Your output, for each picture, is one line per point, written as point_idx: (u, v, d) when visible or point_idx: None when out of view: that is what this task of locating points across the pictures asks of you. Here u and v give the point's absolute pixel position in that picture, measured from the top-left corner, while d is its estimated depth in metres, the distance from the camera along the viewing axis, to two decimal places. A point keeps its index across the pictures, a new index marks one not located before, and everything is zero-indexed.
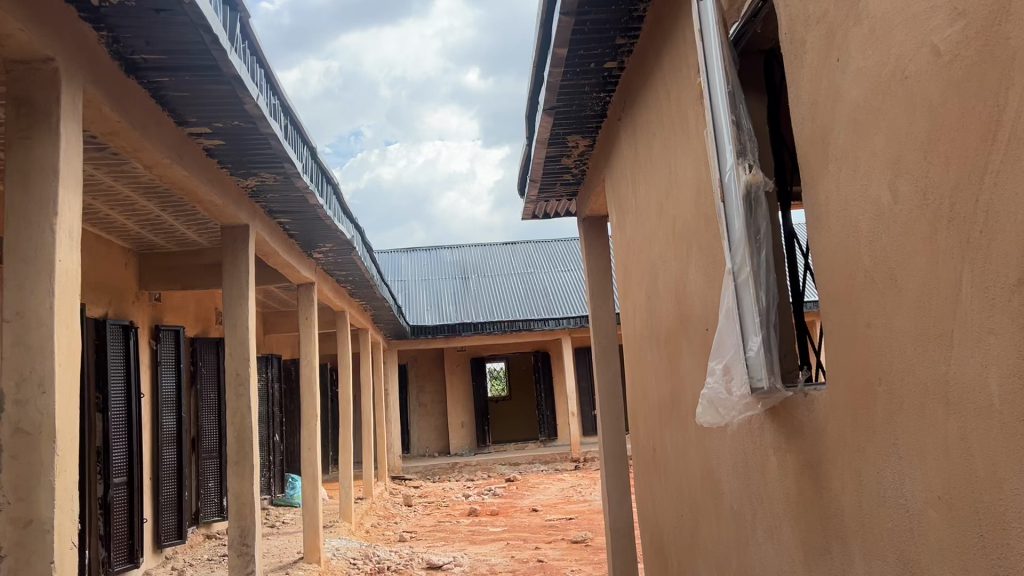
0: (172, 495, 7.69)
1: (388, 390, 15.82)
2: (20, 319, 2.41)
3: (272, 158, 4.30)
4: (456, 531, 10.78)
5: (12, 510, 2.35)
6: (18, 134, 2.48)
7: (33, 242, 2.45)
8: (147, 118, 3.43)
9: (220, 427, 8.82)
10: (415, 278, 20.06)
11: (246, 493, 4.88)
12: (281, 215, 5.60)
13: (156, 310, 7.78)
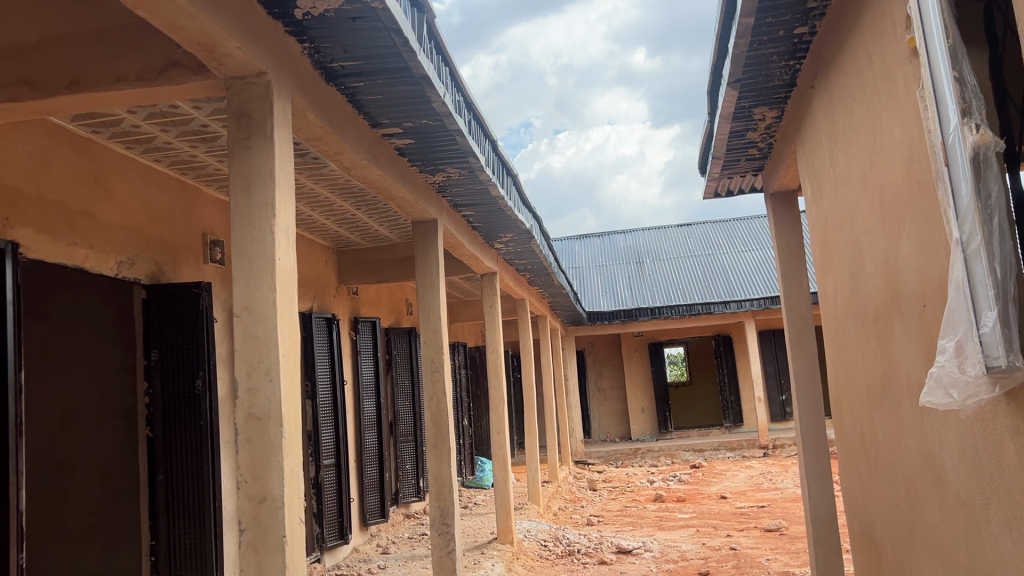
0: (375, 476, 8.16)
1: (568, 375, 15.99)
2: (248, 314, 2.64)
3: (458, 153, 4.44)
4: (644, 516, 10.72)
5: (249, 488, 2.59)
6: (240, 143, 2.73)
7: (256, 243, 2.68)
8: (347, 123, 3.64)
9: (415, 412, 9.25)
10: (592, 264, 20.05)
11: (444, 475, 5.09)
12: (466, 208, 5.78)
13: (353, 303, 8.26)
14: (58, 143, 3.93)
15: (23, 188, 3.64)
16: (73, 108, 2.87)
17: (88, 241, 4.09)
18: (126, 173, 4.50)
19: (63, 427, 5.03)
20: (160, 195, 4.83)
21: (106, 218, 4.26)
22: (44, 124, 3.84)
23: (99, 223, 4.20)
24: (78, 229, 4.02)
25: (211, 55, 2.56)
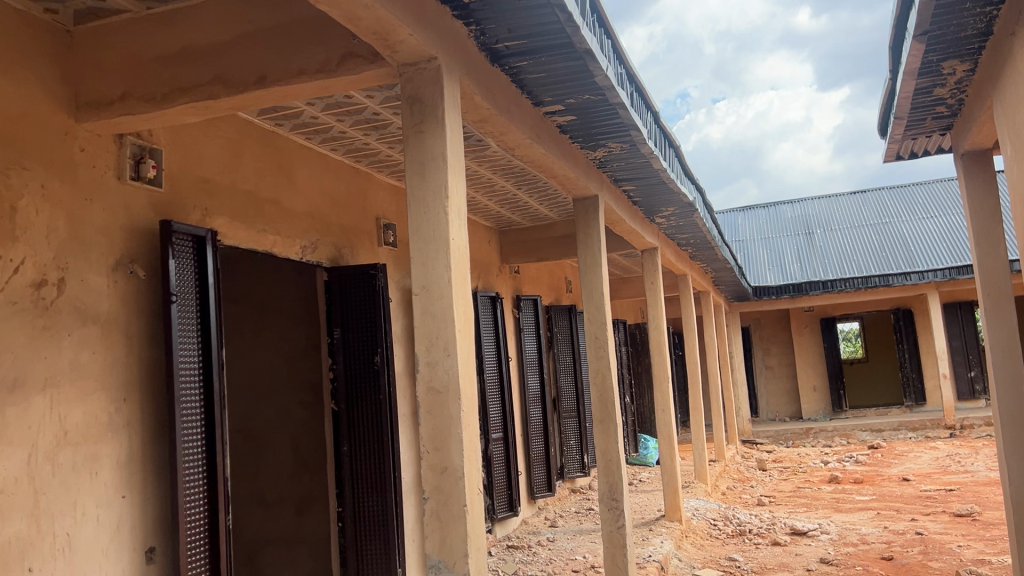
0: (541, 451, 8.28)
1: (733, 352, 15.56)
2: (425, 292, 2.75)
3: (620, 127, 4.40)
4: (819, 497, 10.29)
5: (431, 459, 2.71)
6: (415, 128, 2.82)
7: (431, 223, 2.77)
8: (511, 103, 3.69)
9: (578, 388, 9.31)
10: (756, 237, 19.33)
11: (612, 451, 5.08)
12: (627, 183, 5.71)
13: (516, 282, 8.41)
14: (247, 137, 4.23)
15: (219, 180, 3.94)
16: (260, 102, 3.07)
17: (275, 228, 4.37)
18: (306, 162, 4.77)
19: (257, 401, 5.44)
20: (337, 182, 5.08)
21: (290, 205, 4.54)
22: (234, 120, 4.13)
23: (284, 210, 4.48)
24: (267, 217, 4.31)
25: (385, 43, 2.66)
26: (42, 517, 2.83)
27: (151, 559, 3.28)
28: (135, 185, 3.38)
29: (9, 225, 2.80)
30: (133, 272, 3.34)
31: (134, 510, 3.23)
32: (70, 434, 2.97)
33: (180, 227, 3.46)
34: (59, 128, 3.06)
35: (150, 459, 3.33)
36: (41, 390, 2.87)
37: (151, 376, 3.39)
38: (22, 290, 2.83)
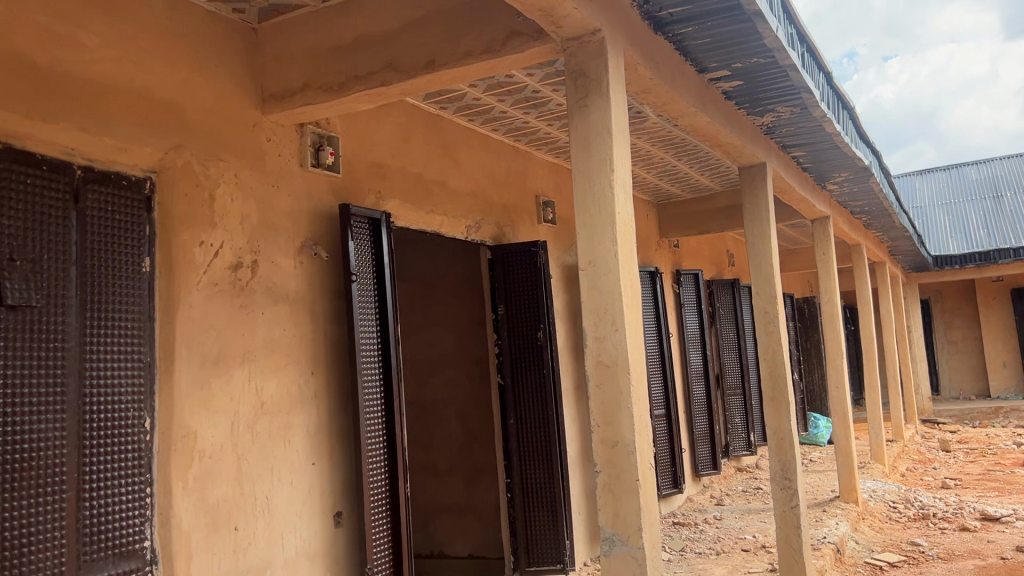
0: (705, 429, 8.12)
1: (911, 326, 14.61)
2: (592, 267, 2.75)
3: (789, 90, 4.19)
4: (1013, 482, 9.52)
5: (602, 432, 2.72)
6: (579, 102, 2.81)
7: (597, 197, 2.76)
8: (676, 72, 3.60)
9: (743, 364, 9.05)
10: (935, 203, 18.00)
11: (784, 428, 4.90)
12: (796, 149, 5.46)
13: (676, 256, 8.25)
14: (414, 121, 4.37)
15: (390, 164, 4.10)
16: (430, 86, 3.16)
17: (442, 208, 4.51)
18: (469, 143, 4.87)
19: (427, 376, 5.66)
20: (499, 161, 5.17)
21: (455, 186, 4.66)
22: (402, 105, 4.28)
23: (450, 190, 4.61)
24: (434, 198, 4.44)
25: (550, 19, 2.67)
26: (244, 480, 3.07)
27: (339, 522, 3.50)
28: (315, 171, 3.58)
29: (209, 212, 3.04)
30: (316, 253, 3.55)
31: (323, 476, 3.45)
32: (266, 405, 3.21)
33: (357, 210, 3.63)
34: (248, 121, 3.29)
35: (335, 429, 3.54)
36: (240, 363, 3.11)
37: (334, 351, 3.59)
38: (222, 272, 3.07)
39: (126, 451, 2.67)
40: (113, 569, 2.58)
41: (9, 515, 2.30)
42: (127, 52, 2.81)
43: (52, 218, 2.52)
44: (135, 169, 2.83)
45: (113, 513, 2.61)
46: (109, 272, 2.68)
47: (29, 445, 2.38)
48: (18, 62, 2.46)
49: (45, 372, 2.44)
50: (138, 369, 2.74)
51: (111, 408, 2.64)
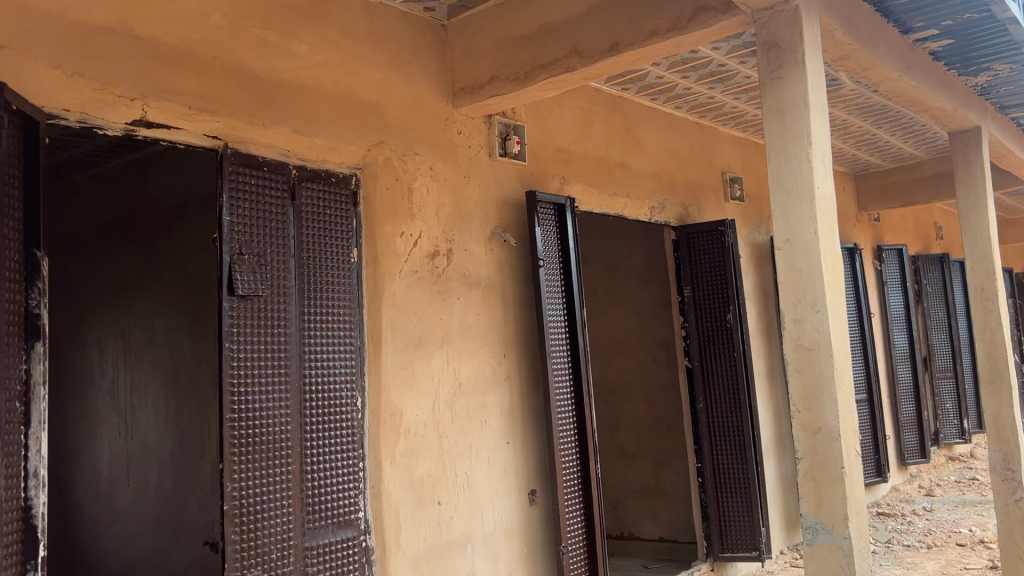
0: (913, 413, 7.60)
1: None
2: (790, 246, 2.65)
3: (1008, 45, 3.82)
4: None
5: (804, 418, 2.62)
6: (772, 75, 2.71)
7: (793, 173, 2.66)
8: (877, 36, 3.38)
9: (955, 345, 8.37)
10: None
11: (1005, 415, 4.49)
12: (1015, 109, 4.97)
13: (876, 231, 7.76)
14: (598, 104, 4.37)
15: (574, 150, 4.13)
16: (615, 68, 3.15)
17: (626, 190, 4.49)
18: (653, 123, 4.82)
19: (612, 358, 5.68)
20: (683, 141, 5.07)
21: (639, 167, 4.63)
22: (585, 90, 4.30)
23: (634, 172, 4.58)
24: (619, 180, 4.43)
25: None
26: (446, 458, 3.23)
27: (533, 501, 3.59)
28: (503, 160, 3.68)
29: (408, 204, 3.21)
30: (506, 240, 3.65)
31: (517, 455, 3.56)
32: (463, 385, 3.35)
33: (543, 196, 3.70)
34: (440, 115, 3.43)
35: (528, 410, 3.64)
36: (439, 346, 3.27)
37: (525, 334, 3.69)
38: (420, 260, 3.23)
39: (341, 428, 2.89)
40: (333, 537, 2.80)
41: (245, 484, 2.56)
42: (332, 56, 3.01)
43: (273, 214, 2.75)
44: (342, 166, 3.03)
45: (332, 485, 2.83)
46: (322, 262, 2.89)
47: (261, 421, 2.63)
48: (241, 74, 2.71)
49: (272, 355, 2.69)
50: (350, 352, 2.95)
51: (328, 387, 2.86)
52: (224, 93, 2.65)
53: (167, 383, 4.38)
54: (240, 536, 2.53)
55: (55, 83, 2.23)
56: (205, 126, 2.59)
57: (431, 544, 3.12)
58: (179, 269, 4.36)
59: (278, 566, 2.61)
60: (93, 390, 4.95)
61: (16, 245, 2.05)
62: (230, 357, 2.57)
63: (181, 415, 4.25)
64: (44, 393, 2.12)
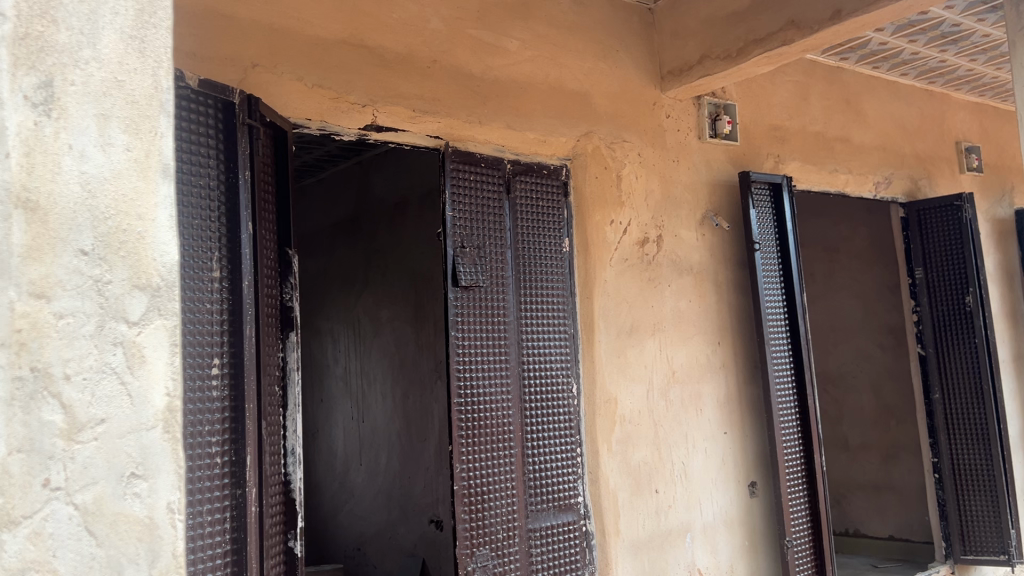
0: None
1: None
2: None
3: None
4: None
5: None
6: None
7: None
8: None
9: None
10: None
11: None
12: None
13: None
14: (813, 77, 4.14)
15: (789, 127, 3.94)
16: (837, 37, 2.97)
17: (847, 165, 4.22)
18: (876, 93, 4.49)
19: (832, 345, 5.38)
20: (910, 110, 4.70)
21: (861, 141, 4.34)
22: (800, 63, 4.09)
23: (855, 146, 4.29)
24: (839, 156, 4.18)
25: None
26: (662, 446, 3.21)
27: (753, 493, 3.49)
28: (714, 142, 3.59)
29: (617, 192, 3.21)
30: (718, 224, 3.56)
31: (735, 446, 3.46)
32: (678, 373, 3.31)
33: (758, 176, 3.56)
34: (649, 100, 3.40)
35: (746, 399, 3.53)
36: (652, 334, 3.25)
37: (741, 321, 3.58)
38: (631, 248, 3.22)
39: (559, 414, 2.95)
40: (555, 520, 2.88)
41: (473, 466, 2.67)
42: (543, 49, 3.07)
43: (491, 208, 2.86)
44: (553, 158, 3.09)
45: (552, 470, 2.90)
46: (536, 252, 2.97)
47: (485, 405, 2.73)
48: (458, 73, 2.82)
49: (493, 342, 2.79)
50: (565, 339, 3.01)
51: (545, 373, 2.93)
52: (444, 94, 2.78)
53: (393, 370, 4.67)
54: (470, 516, 2.64)
55: (299, 95, 2.43)
56: (428, 127, 2.73)
57: (650, 531, 3.11)
58: (402, 262, 4.63)
59: (504, 546, 2.71)
60: (328, 376, 5.38)
61: (271, 245, 2.26)
62: (456, 344, 2.69)
63: (406, 400, 4.52)
64: (298, 378, 2.33)
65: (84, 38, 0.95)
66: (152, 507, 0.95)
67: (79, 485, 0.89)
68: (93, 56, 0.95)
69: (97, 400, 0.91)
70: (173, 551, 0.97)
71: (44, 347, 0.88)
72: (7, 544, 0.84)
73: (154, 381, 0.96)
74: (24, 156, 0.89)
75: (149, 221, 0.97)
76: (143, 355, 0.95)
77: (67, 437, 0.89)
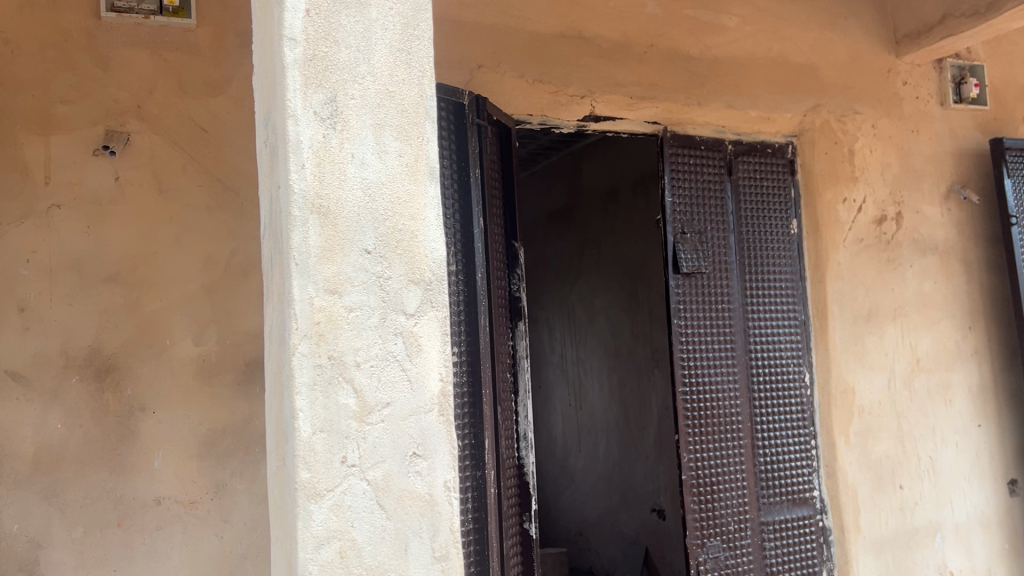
0: None
1: None
2: None
3: None
4: None
5: None
6: None
7: None
8: None
9: None
10: None
11: None
12: None
13: None
14: None
15: None
16: None
17: None
18: None
19: None
20: None
21: None
22: None
23: None
24: None
25: None
26: (906, 439, 2.99)
27: (1014, 492, 3.16)
28: (958, 108, 3.29)
29: (850, 167, 3.01)
30: (967, 197, 3.24)
31: (991, 440, 3.16)
32: (922, 361, 3.06)
33: (1013, 142, 3.21)
34: (882, 67, 3.16)
35: (1003, 388, 3.21)
36: (893, 319, 3.03)
37: (995, 303, 3.25)
38: (868, 227, 3.02)
39: (790, 403, 2.84)
40: (789, 514, 2.78)
41: (701, 456, 2.64)
42: (764, 23, 2.94)
43: (712, 192, 2.80)
44: (777, 136, 2.98)
45: (785, 462, 2.80)
46: (761, 236, 2.87)
47: (712, 395, 2.69)
48: (676, 56, 2.77)
49: (718, 330, 2.73)
50: (795, 326, 2.89)
51: (775, 362, 2.83)
52: (663, 78, 2.75)
53: (610, 358, 4.69)
54: (700, 506, 2.61)
55: (521, 91, 2.50)
56: (646, 113, 2.72)
57: (895, 530, 2.92)
58: (616, 251, 4.63)
59: (736, 538, 2.66)
60: (546, 364, 5.51)
61: (500, 238, 2.35)
62: (680, 332, 2.66)
63: (624, 389, 4.53)
64: (528, 366, 2.41)
65: (361, 55, 1.04)
66: (433, 485, 1.03)
67: (371, 462, 1.00)
68: (368, 71, 1.04)
69: (382, 385, 1.01)
70: (451, 527, 1.04)
71: (339, 338, 0.99)
72: (315, 514, 0.96)
73: (429, 368, 1.04)
74: (316, 167, 1.00)
75: (420, 221, 1.05)
76: (419, 344, 1.04)
77: (360, 419, 0.99)
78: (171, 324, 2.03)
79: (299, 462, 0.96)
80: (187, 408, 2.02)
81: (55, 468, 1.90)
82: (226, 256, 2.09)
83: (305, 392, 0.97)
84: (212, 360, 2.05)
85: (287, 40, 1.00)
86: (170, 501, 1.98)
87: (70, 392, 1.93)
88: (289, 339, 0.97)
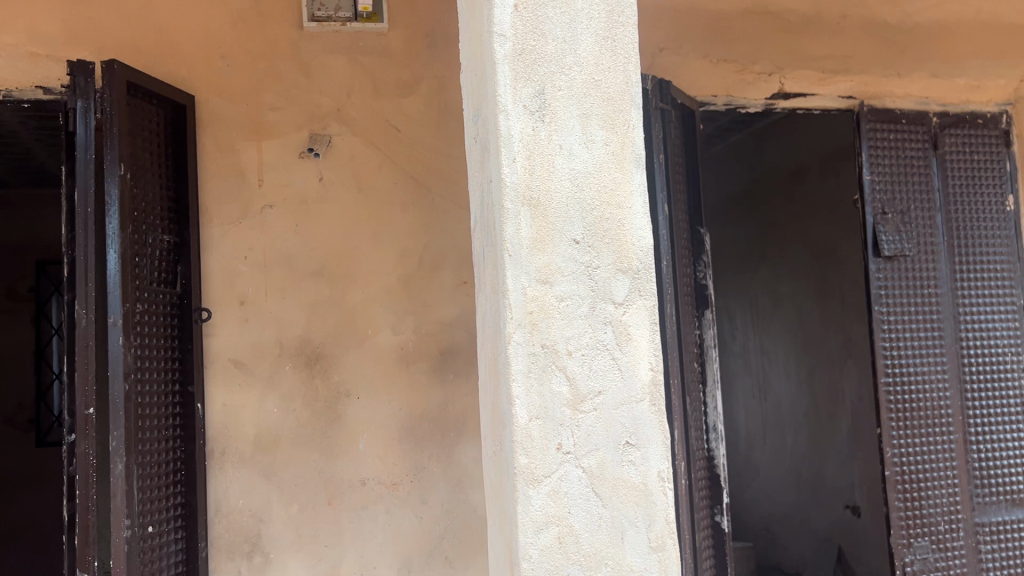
0: None
1: None
2: None
3: None
4: None
5: None
6: None
7: None
8: None
9: None
10: None
11: None
12: None
13: None
14: None
15: None
16: None
17: None
18: None
19: None
20: None
21: None
22: None
23: None
24: None
25: None
26: None
27: None
28: None
29: None
30: None
31: None
32: None
33: None
34: None
35: None
36: None
37: None
38: None
39: (1009, 396, 2.61)
40: (1008, 516, 2.56)
41: (906, 450, 2.48)
42: None
43: (916, 168, 2.60)
44: (988, 105, 2.72)
45: (1003, 459, 2.57)
46: (973, 214, 2.64)
47: (918, 387, 2.51)
48: (871, 25, 2.61)
49: (923, 317, 2.54)
50: (1014, 312, 2.64)
51: (990, 351, 2.60)
52: (856, 49, 2.60)
53: (797, 347, 4.50)
54: (905, 504, 2.46)
55: (706, 72, 2.44)
56: (840, 87, 2.57)
57: None
58: (801, 235, 4.43)
59: (947, 539, 2.48)
60: (728, 353, 5.36)
61: (686, 225, 2.29)
62: (881, 320, 2.50)
63: (813, 379, 4.33)
64: (716, 355, 2.36)
65: (567, 46, 1.05)
66: (646, 475, 1.03)
67: (585, 449, 1.01)
68: (575, 61, 1.05)
69: (594, 373, 1.02)
70: (666, 517, 1.04)
71: (551, 327, 1.00)
72: (533, 499, 0.99)
73: (640, 357, 1.04)
74: (526, 159, 1.02)
75: (627, 209, 1.05)
76: (629, 334, 1.03)
77: (573, 406, 1.01)
78: (372, 314, 2.14)
79: (517, 447, 0.99)
80: (388, 394, 2.13)
81: (273, 449, 2.06)
82: (420, 250, 2.19)
83: (521, 379, 0.99)
84: (410, 349, 2.15)
85: (497, 36, 1.03)
86: (373, 482, 2.10)
87: (285, 379, 2.08)
88: (504, 328, 1.00)
